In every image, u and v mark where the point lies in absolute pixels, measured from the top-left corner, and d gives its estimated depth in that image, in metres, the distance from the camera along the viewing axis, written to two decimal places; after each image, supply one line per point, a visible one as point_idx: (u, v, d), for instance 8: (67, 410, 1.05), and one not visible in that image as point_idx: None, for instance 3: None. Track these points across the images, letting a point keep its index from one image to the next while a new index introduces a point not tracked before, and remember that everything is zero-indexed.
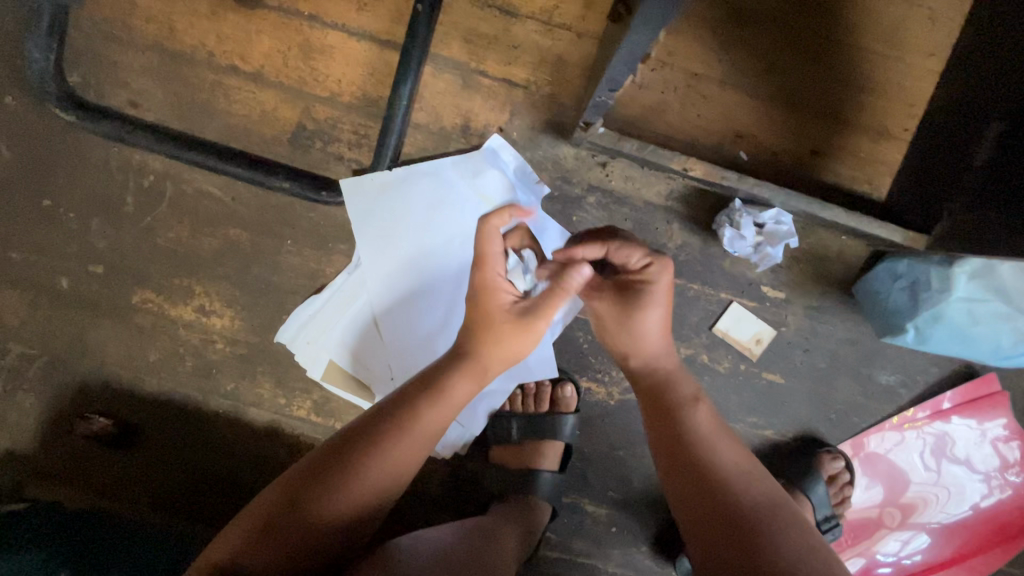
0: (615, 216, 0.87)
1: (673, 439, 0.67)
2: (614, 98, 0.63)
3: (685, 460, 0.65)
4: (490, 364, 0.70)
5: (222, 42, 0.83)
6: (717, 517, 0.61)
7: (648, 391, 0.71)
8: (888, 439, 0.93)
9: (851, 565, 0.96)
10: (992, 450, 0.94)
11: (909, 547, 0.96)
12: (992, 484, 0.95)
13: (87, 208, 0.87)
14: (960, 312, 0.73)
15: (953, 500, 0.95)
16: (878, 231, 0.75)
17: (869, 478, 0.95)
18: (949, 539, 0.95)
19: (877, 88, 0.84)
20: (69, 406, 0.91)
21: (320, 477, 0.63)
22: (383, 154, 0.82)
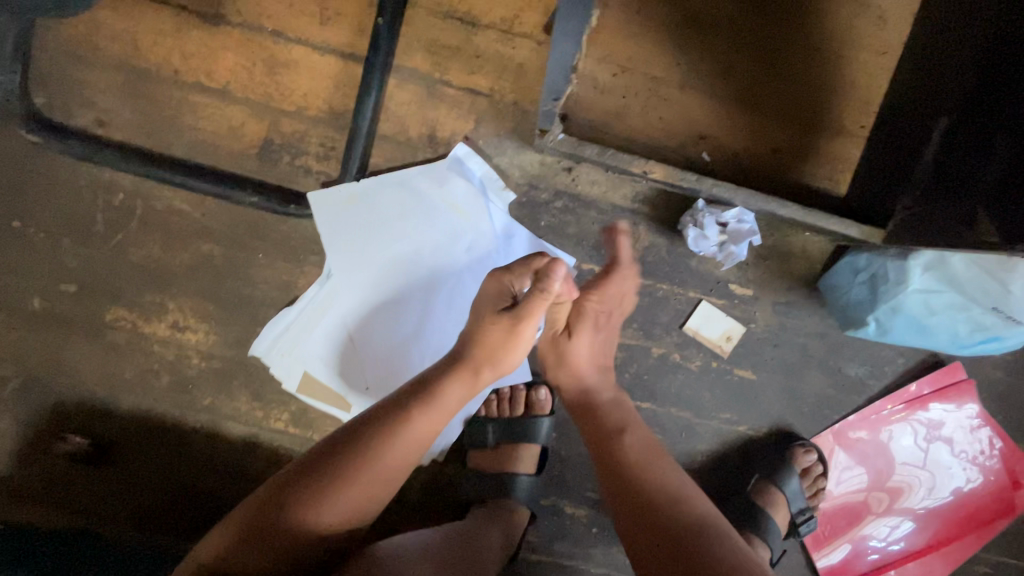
0: (582, 220, 0.88)
1: (608, 455, 0.70)
2: (558, 106, 0.64)
3: (620, 477, 0.67)
4: (480, 366, 0.70)
5: (188, 59, 0.84)
6: (651, 524, 0.62)
7: (585, 416, 0.75)
8: (863, 428, 0.95)
9: (841, 553, 0.97)
10: (970, 435, 0.95)
11: (886, 535, 0.97)
12: (974, 468, 0.96)
13: (57, 227, 0.88)
14: (916, 304, 0.74)
15: (927, 486, 0.97)
16: (835, 227, 0.77)
17: (854, 464, 0.96)
18: (925, 526, 0.96)
19: (832, 87, 0.86)
20: (45, 425, 0.91)
21: (305, 480, 0.63)
22: (349, 166, 0.83)
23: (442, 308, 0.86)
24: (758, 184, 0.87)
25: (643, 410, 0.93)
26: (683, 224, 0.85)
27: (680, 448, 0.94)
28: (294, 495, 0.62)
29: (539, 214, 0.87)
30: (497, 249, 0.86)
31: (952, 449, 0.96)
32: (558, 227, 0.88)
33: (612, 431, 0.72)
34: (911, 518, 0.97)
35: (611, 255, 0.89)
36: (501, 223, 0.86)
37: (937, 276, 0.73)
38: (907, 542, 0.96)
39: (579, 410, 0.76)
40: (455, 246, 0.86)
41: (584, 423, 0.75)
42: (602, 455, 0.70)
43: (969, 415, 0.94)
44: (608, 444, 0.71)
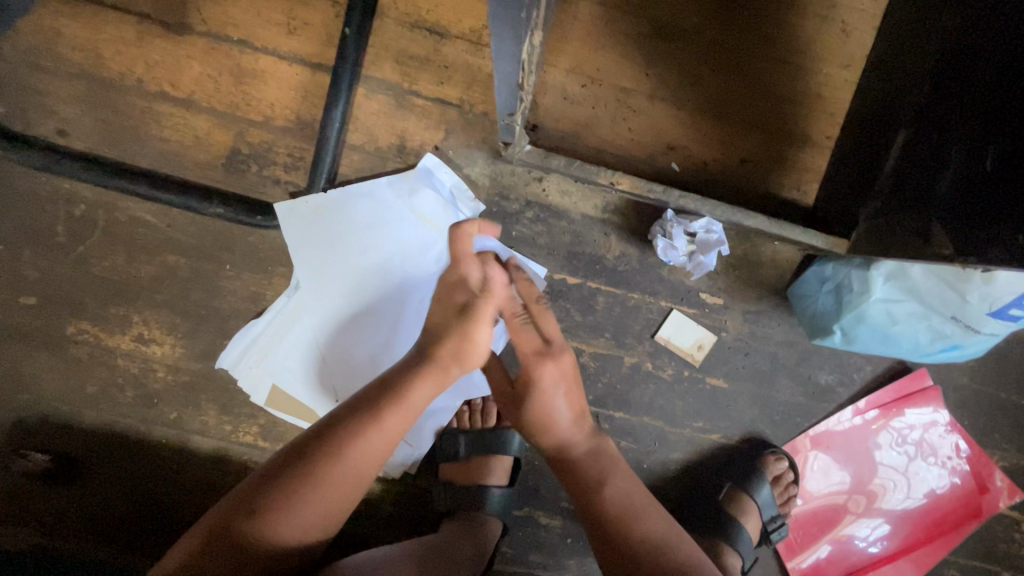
0: (553, 230, 0.88)
1: (600, 523, 0.68)
2: (514, 121, 0.66)
3: (617, 545, 0.66)
4: (447, 362, 0.69)
5: (152, 69, 0.83)
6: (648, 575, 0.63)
7: (571, 480, 0.72)
8: (840, 431, 0.95)
9: (822, 553, 0.97)
10: (945, 438, 0.96)
11: (861, 537, 0.98)
12: (950, 470, 0.97)
13: (17, 239, 0.86)
14: (880, 313, 0.75)
15: (900, 489, 0.98)
16: (801, 238, 0.78)
17: (833, 465, 0.97)
18: (900, 529, 0.97)
19: (798, 98, 0.87)
20: (4, 442, 0.89)
21: (277, 488, 0.60)
22: (317, 176, 0.82)
23: (412, 319, 0.86)
24: (727, 194, 0.88)
25: (616, 419, 0.93)
26: (652, 233, 0.85)
27: (653, 457, 0.94)
28: (264, 502, 0.60)
29: (510, 224, 0.87)
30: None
31: (924, 453, 0.97)
32: (529, 237, 0.88)
33: (600, 490, 0.70)
34: (886, 522, 0.98)
35: (582, 265, 0.89)
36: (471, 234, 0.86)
37: (899, 285, 0.74)
38: (883, 544, 0.97)
39: (562, 469, 0.74)
40: (426, 257, 0.85)
41: (569, 483, 0.72)
42: (593, 520, 0.69)
43: (937, 419, 0.96)
44: (599, 511, 0.69)
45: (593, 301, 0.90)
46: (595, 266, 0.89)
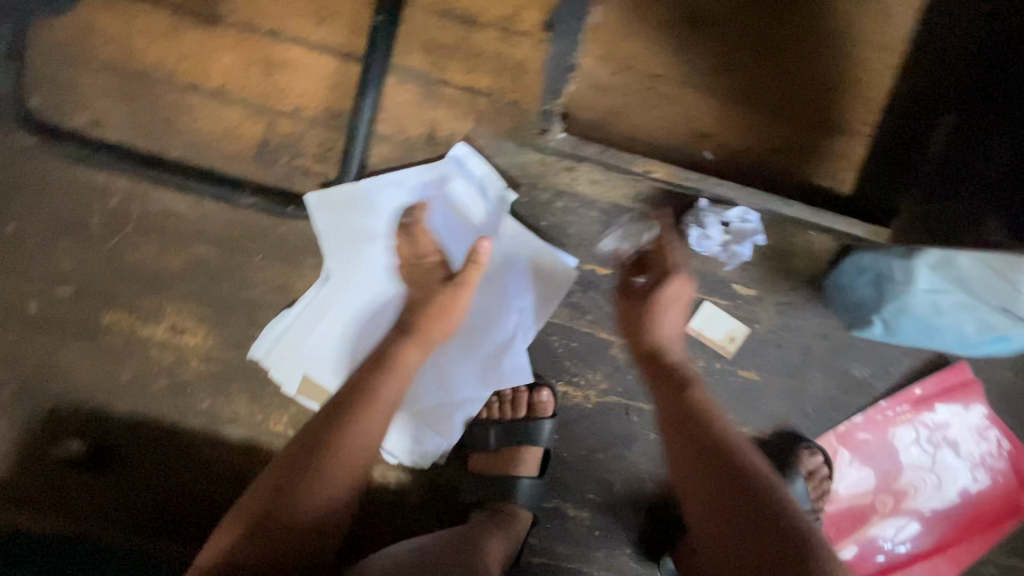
0: (583, 220, 0.87)
1: (683, 435, 0.66)
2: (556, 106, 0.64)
3: (694, 457, 0.64)
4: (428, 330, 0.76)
5: (183, 60, 0.83)
6: (735, 472, 0.61)
7: (668, 391, 0.71)
8: (869, 429, 0.94)
9: (847, 553, 0.96)
10: (976, 436, 0.94)
11: (888, 538, 0.96)
12: (980, 469, 0.95)
13: (52, 230, 0.87)
14: (924, 304, 0.73)
15: (930, 488, 0.95)
16: (845, 225, 0.76)
17: (860, 465, 0.95)
18: (929, 529, 0.95)
19: (835, 83, 0.85)
20: (41, 430, 0.90)
21: (270, 495, 0.62)
22: (348, 168, 0.83)
23: (444, 312, 0.86)
24: (761, 184, 0.86)
25: (645, 412, 0.92)
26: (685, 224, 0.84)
27: None
28: (281, 500, 0.61)
29: (539, 215, 0.87)
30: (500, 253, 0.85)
31: (954, 451, 0.95)
32: (559, 227, 0.87)
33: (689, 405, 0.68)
34: (915, 521, 0.95)
35: (614, 256, 0.88)
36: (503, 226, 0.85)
37: (944, 275, 0.72)
38: (911, 544, 0.96)
39: (661, 383, 0.73)
40: (457, 249, 0.85)
41: (662, 402, 0.71)
42: (676, 431, 0.67)
43: (970, 416, 0.93)
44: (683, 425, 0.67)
45: None
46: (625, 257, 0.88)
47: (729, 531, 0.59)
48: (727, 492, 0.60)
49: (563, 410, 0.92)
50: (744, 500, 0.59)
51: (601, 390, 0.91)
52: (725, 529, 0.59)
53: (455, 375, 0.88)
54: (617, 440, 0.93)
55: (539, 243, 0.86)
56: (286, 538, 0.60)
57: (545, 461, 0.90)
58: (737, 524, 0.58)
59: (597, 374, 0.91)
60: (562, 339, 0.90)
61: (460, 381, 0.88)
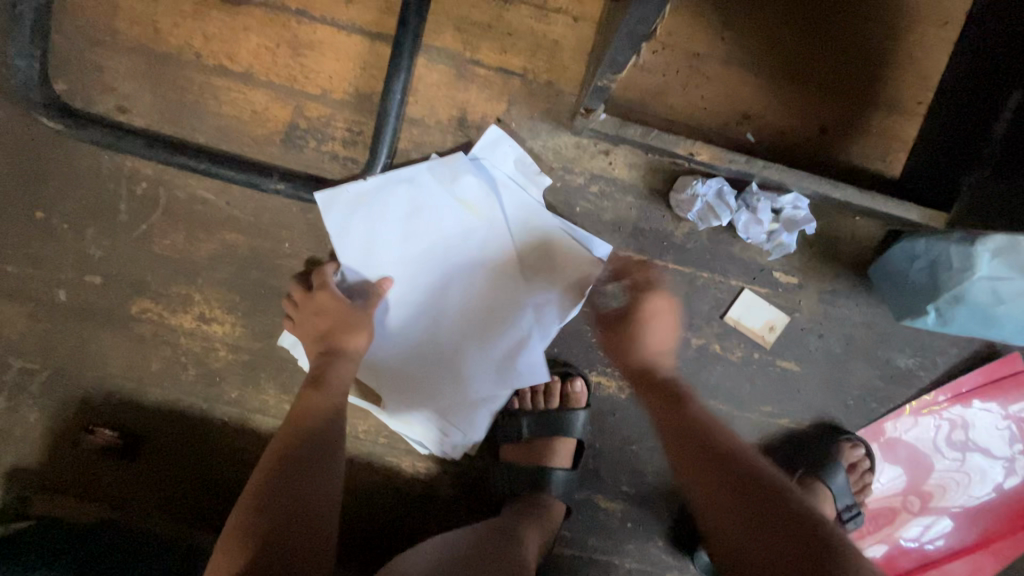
0: (619, 205, 0.84)
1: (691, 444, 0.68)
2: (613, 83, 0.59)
3: (707, 462, 0.65)
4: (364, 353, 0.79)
5: (209, 42, 0.81)
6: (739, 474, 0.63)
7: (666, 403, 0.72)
8: (903, 425, 0.91)
9: (874, 552, 0.94)
10: (1012, 432, 0.91)
11: (919, 534, 0.93)
12: (1016, 466, 0.92)
13: (80, 218, 0.86)
14: (983, 292, 0.70)
15: (965, 487, 0.92)
16: (903, 209, 0.72)
17: (891, 463, 0.92)
18: (962, 527, 0.93)
19: (887, 60, 0.81)
20: (72, 419, 0.90)
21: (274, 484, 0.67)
22: (377, 151, 0.79)
23: (468, 306, 0.84)
24: (806, 166, 0.82)
25: None
26: (733, 210, 0.79)
27: None
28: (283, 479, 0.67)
29: (574, 200, 0.84)
30: (527, 244, 0.82)
31: (989, 447, 0.92)
32: (594, 213, 0.84)
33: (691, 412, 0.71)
34: (948, 518, 0.93)
35: (650, 243, 0.85)
36: (529, 216, 0.82)
37: (1007, 261, 0.68)
38: (946, 539, 0.93)
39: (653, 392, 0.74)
40: (475, 244, 0.83)
41: (662, 414, 0.72)
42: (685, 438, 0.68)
43: (1011, 412, 0.90)
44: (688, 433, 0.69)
45: (660, 280, 0.86)
46: (663, 244, 0.85)
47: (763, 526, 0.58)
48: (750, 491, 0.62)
49: (596, 400, 0.89)
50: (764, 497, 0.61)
51: None
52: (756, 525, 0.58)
53: (472, 373, 0.85)
54: (650, 431, 0.91)
55: (569, 233, 0.82)
56: (305, 513, 0.65)
57: (578, 452, 0.88)
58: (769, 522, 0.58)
59: None
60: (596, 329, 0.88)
61: (486, 376, 0.85)
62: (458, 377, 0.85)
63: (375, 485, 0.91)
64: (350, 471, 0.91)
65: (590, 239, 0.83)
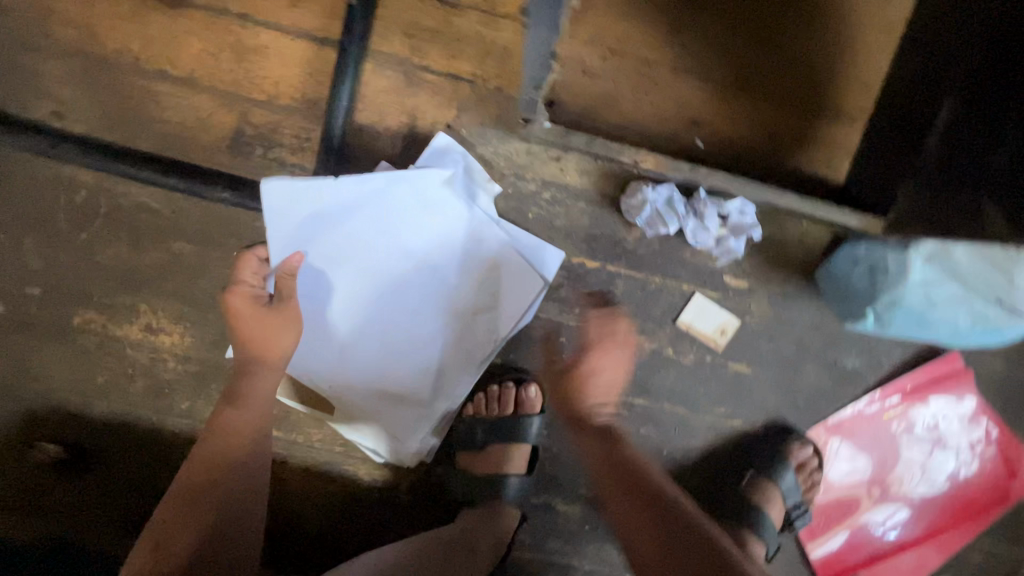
0: (571, 211, 0.84)
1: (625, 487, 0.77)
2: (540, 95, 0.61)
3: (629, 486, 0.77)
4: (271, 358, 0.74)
5: (148, 46, 0.79)
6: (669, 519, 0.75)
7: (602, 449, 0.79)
8: (855, 422, 0.93)
9: (835, 546, 0.96)
10: (960, 426, 0.94)
11: (879, 523, 0.96)
12: (966, 459, 0.95)
13: (18, 227, 0.83)
14: (918, 296, 0.72)
15: (917, 479, 0.95)
16: (844, 217, 0.74)
17: (846, 459, 0.95)
18: (916, 518, 0.96)
19: (830, 67, 0.82)
20: (13, 434, 0.88)
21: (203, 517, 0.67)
22: (326, 157, 0.79)
23: (409, 311, 0.83)
24: (754, 172, 0.83)
25: (636, 406, 0.91)
26: (681, 217, 0.79)
27: (674, 444, 0.92)
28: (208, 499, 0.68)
29: (526, 206, 0.84)
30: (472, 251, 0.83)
31: (944, 441, 0.95)
32: (547, 219, 0.85)
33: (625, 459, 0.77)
34: (905, 507, 0.96)
35: (603, 248, 0.86)
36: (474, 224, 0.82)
37: (940, 266, 0.71)
38: (900, 531, 0.96)
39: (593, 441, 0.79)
40: (425, 273, 0.83)
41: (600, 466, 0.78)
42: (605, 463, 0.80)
43: (958, 406, 0.93)
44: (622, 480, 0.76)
45: (613, 285, 0.87)
46: (615, 249, 0.86)
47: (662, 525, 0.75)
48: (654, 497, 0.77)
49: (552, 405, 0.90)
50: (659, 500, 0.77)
51: None
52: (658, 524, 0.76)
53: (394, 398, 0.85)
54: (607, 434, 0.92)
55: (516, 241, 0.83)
56: (238, 540, 0.68)
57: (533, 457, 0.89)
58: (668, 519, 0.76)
59: None
60: (551, 334, 0.88)
61: (429, 381, 0.85)
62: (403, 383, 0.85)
63: (332, 494, 0.90)
64: (306, 480, 0.90)
65: (540, 246, 0.83)
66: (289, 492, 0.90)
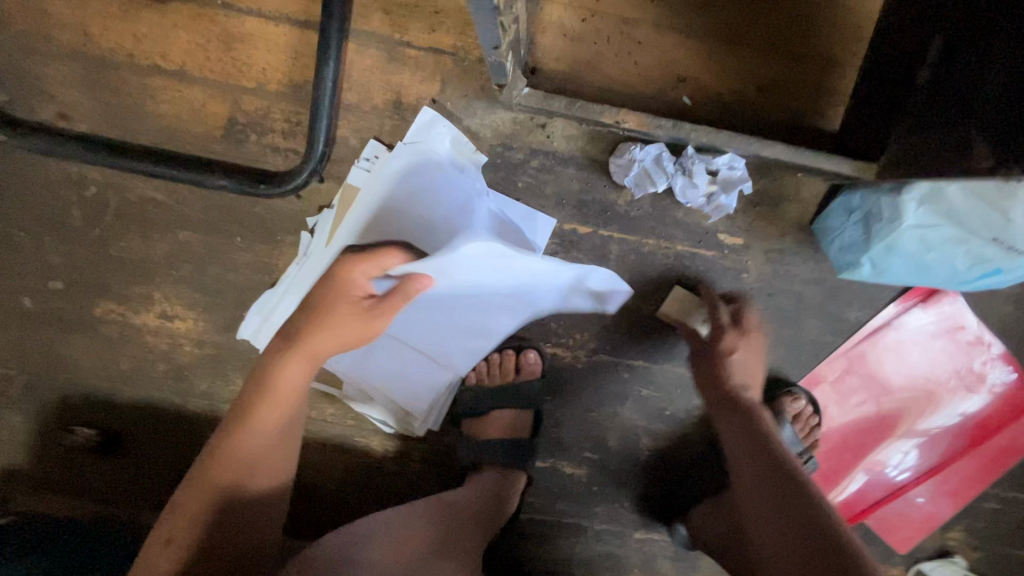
0: (561, 178, 0.85)
1: (747, 462, 0.69)
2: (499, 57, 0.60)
3: (749, 462, 0.69)
4: (315, 347, 0.69)
5: (141, 42, 0.81)
6: (791, 493, 0.64)
7: (728, 429, 0.74)
8: (850, 364, 0.92)
9: (852, 486, 0.97)
10: (961, 354, 0.91)
11: (892, 462, 0.95)
12: (973, 385, 0.92)
13: (37, 226, 0.88)
14: (912, 240, 0.71)
15: (926, 410, 0.93)
16: (832, 164, 0.72)
17: (846, 400, 0.94)
18: (930, 451, 0.94)
19: (820, 11, 0.80)
20: (51, 419, 0.94)
21: (217, 500, 0.65)
22: (316, 137, 0.80)
23: (459, 312, 0.87)
24: (744, 126, 0.82)
25: (637, 368, 0.92)
26: (669, 175, 0.79)
27: (676, 405, 0.93)
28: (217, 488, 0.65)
29: (516, 175, 0.85)
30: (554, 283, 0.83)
31: (964, 386, 0.92)
32: (537, 188, 0.85)
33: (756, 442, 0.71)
34: (917, 443, 0.94)
35: (594, 214, 0.86)
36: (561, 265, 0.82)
37: (932, 208, 0.69)
38: (916, 465, 0.95)
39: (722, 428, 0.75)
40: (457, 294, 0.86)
41: (731, 454, 0.72)
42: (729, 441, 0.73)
43: (954, 333, 0.90)
44: (745, 461, 0.70)
45: (607, 250, 0.87)
46: (606, 213, 0.86)
47: (774, 503, 0.64)
48: (767, 475, 0.67)
49: (553, 371, 0.92)
50: (775, 478, 0.66)
51: (591, 349, 0.91)
52: (767, 502, 0.65)
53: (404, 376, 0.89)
54: (609, 397, 0.93)
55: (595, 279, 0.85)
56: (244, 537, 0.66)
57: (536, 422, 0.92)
58: (778, 500, 0.64)
59: (585, 334, 0.91)
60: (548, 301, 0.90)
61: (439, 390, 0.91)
62: (410, 357, 0.89)
63: (348, 464, 0.94)
64: (323, 453, 0.94)
65: (529, 214, 0.85)
66: (307, 465, 0.94)
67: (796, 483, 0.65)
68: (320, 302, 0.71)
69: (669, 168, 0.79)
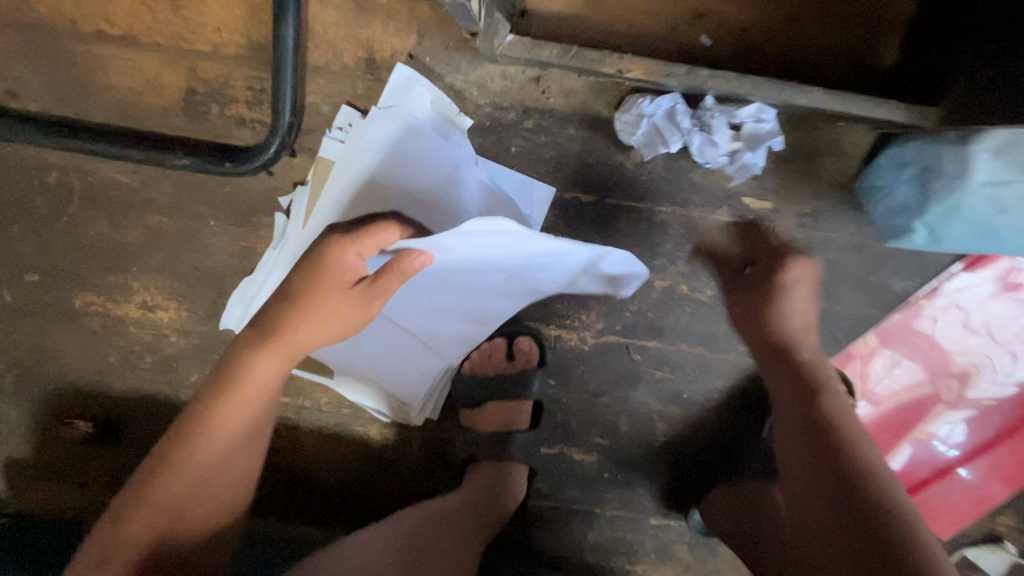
0: (559, 140, 0.74)
1: (796, 435, 0.60)
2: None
3: (799, 434, 0.60)
4: (290, 339, 0.62)
5: (82, 6, 0.73)
6: (848, 473, 0.56)
7: (783, 387, 0.63)
8: (904, 325, 0.80)
9: (900, 462, 0.87)
10: None
11: (945, 433, 0.85)
12: None
13: (4, 215, 0.83)
14: (980, 201, 0.59)
15: (991, 373, 0.82)
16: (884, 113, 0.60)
17: (898, 367, 0.82)
18: (989, 417, 0.84)
19: None
20: (45, 413, 0.92)
21: (144, 544, 0.55)
22: (281, 105, 0.71)
23: (459, 296, 0.79)
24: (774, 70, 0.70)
25: (649, 349, 0.83)
26: (685, 132, 0.67)
27: (693, 388, 0.85)
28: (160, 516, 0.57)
29: (508, 139, 0.75)
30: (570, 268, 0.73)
31: None
32: (532, 152, 0.75)
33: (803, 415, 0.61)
34: (975, 409, 0.84)
35: (599, 179, 0.76)
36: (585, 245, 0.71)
37: (1009, 160, 0.57)
38: (973, 434, 0.85)
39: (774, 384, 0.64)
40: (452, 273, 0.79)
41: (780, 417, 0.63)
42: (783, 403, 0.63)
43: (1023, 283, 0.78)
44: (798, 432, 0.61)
45: (614, 220, 0.78)
46: (612, 178, 0.76)
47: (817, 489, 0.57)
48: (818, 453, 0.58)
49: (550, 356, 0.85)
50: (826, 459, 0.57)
51: (599, 330, 0.83)
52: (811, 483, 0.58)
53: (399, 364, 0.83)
54: (620, 381, 0.86)
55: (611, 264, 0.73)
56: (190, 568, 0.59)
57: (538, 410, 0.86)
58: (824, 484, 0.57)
59: (591, 314, 0.83)
60: None
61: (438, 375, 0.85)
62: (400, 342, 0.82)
63: (346, 454, 0.90)
64: (320, 442, 0.91)
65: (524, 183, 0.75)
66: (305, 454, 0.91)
67: (854, 473, 0.55)
68: (301, 287, 0.62)
69: (685, 122, 0.67)
